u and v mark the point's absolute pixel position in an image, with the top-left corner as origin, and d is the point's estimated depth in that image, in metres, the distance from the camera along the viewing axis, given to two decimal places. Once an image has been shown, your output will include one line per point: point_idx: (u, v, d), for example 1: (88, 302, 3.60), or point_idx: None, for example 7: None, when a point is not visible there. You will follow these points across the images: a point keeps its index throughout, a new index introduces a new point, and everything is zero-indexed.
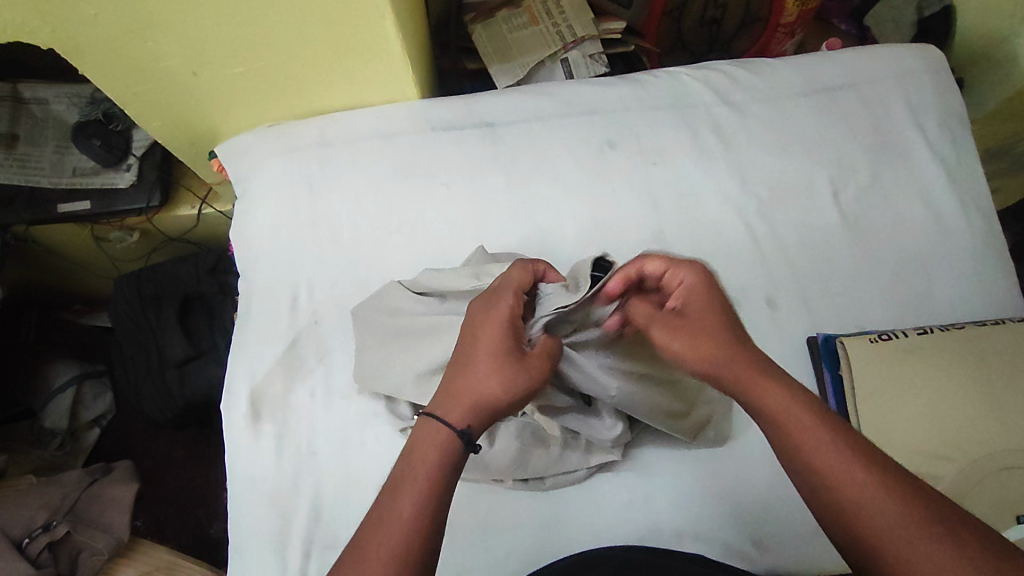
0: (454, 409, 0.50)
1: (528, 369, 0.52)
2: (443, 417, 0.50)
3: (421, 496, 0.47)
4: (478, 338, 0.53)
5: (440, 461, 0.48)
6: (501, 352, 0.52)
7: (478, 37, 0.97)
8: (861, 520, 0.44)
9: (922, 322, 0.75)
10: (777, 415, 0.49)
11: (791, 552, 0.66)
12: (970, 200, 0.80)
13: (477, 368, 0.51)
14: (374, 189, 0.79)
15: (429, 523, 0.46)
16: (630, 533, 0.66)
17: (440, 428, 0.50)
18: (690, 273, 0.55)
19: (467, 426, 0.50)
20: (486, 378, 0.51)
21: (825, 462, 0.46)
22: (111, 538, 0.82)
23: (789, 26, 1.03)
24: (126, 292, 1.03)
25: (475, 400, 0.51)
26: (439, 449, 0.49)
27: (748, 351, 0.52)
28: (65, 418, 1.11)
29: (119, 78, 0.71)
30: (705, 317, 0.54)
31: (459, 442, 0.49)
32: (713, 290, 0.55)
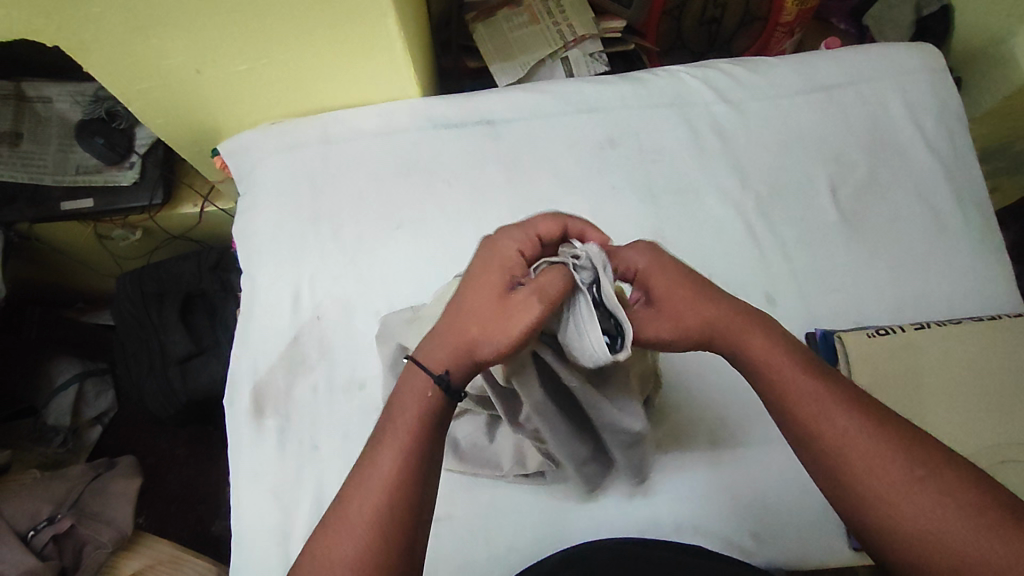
0: (437, 354, 0.50)
1: (513, 310, 0.49)
2: (426, 365, 0.51)
3: (403, 452, 0.48)
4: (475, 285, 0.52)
5: (420, 416, 0.49)
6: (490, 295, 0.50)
7: (479, 36, 0.97)
8: (844, 460, 0.48)
9: (920, 318, 0.75)
10: (765, 362, 0.52)
11: (789, 545, 0.66)
12: (968, 197, 0.81)
13: (466, 314, 0.51)
14: (375, 185, 0.79)
15: (409, 472, 0.47)
16: (628, 526, 0.67)
17: (421, 375, 0.50)
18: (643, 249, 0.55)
19: (445, 371, 0.50)
20: (470, 327, 0.50)
21: (811, 409, 0.50)
22: (115, 532, 0.83)
23: (788, 25, 1.04)
24: (129, 289, 1.04)
25: (458, 347, 0.50)
26: (419, 401, 0.50)
27: (729, 305, 0.54)
28: (68, 415, 1.12)
29: (123, 75, 0.72)
30: (680, 289, 0.53)
31: (434, 389, 0.50)
32: (670, 266, 0.54)
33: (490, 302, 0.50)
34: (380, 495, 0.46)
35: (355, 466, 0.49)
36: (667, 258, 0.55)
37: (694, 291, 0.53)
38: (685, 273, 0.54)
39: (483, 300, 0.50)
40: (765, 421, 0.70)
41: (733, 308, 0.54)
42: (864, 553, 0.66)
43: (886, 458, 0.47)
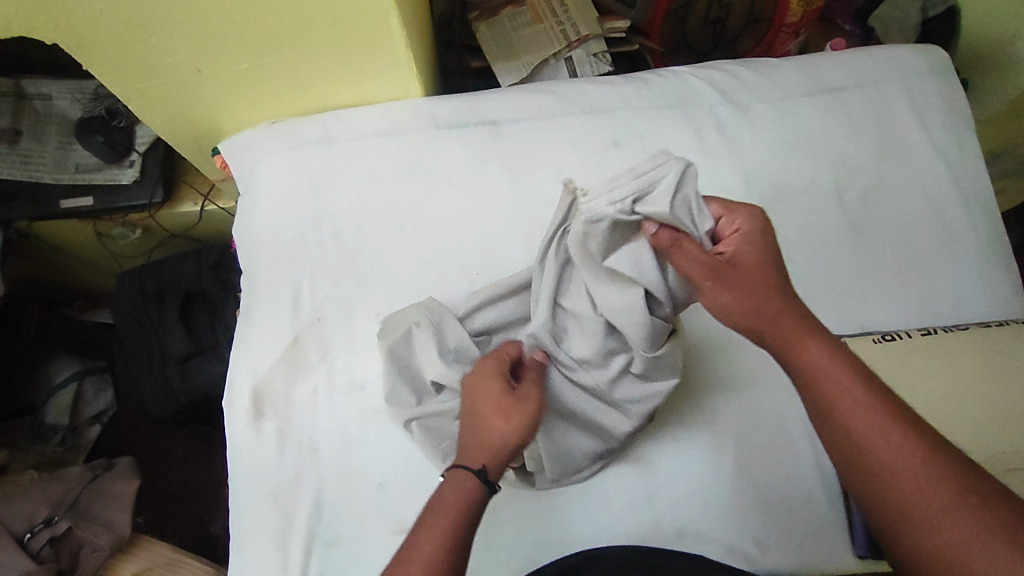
0: (472, 455, 0.52)
1: (522, 402, 0.55)
2: (465, 463, 0.52)
3: (444, 536, 0.47)
4: (476, 392, 0.56)
5: (460, 505, 0.49)
6: (497, 396, 0.55)
7: (481, 35, 0.96)
8: (888, 478, 0.45)
9: (926, 323, 0.74)
10: (819, 371, 0.50)
11: (793, 554, 0.66)
12: (975, 201, 0.80)
13: (485, 416, 0.54)
14: (378, 185, 0.79)
15: (455, 558, 0.46)
16: (632, 532, 0.66)
17: (463, 473, 0.51)
18: (752, 223, 0.54)
19: (485, 465, 0.51)
20: (486, 421, 0.53)
21: (860, 416, 0.47)
22: (113, 535, 0.83)
23: (793, 26, 1.03)
24: (128, 288, 1.03)
25: (494, 442, 0.52)
26: (460, 494, 0.50)
27: (793, 304, 0.52)
28: (67, 414, 1.11)
29: (123, 73, 0.71)
30: (758, 267, 0.52)
31: (477, 482, 0.50)
32: (765, 246, 0.53)
33: (500, 398, 0.54)
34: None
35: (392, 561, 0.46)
36: (768, 240, 0.54)
37: (763, 283, 0.52)
38: (770, 255, 0.53)
39: (491, 398, 0.54)
40: (769, 427, 0.70)
41: (795, 307, 0.52)
42: (871, 561, 0.65)
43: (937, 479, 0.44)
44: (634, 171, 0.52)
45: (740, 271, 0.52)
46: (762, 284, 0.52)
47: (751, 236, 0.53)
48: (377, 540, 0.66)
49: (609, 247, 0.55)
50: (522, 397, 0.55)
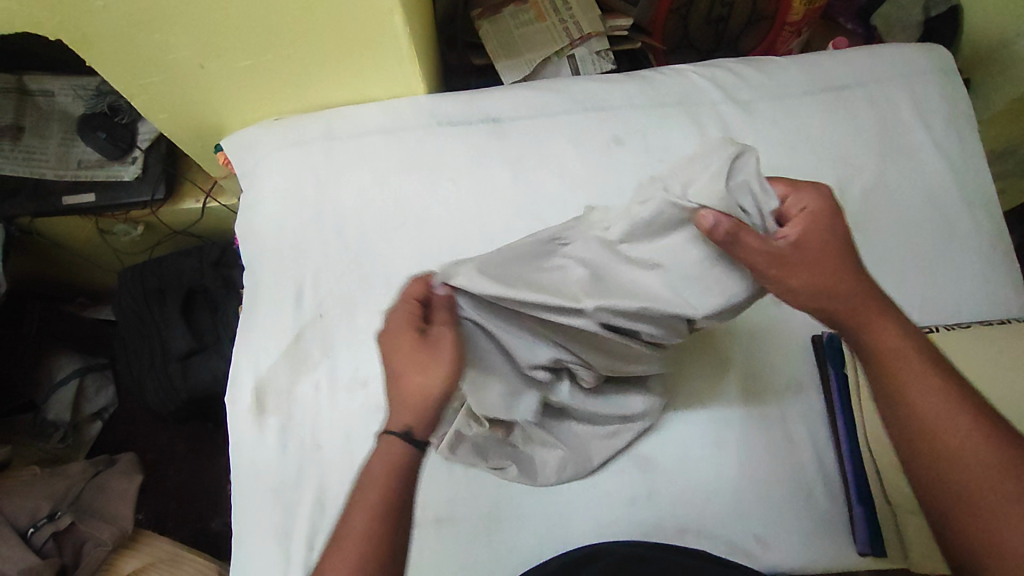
0: (397, 419, 0.51)
1: (437, 352, 0.51)
2: (392, 429, 0.51)
3: (371, 511, 0.48)
4: (392, 351, 0.52)
5: (388, 475, 0.49)
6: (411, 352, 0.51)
7: (484, 32, 0.96)
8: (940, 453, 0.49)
9: (928, 321, 0.74)
10: (889, 351, 0.53)
11: (795, 551, 0.66)
12: (977, 200, 0.80)
13: (403, 374, 0.51)
14: (380, 183, 0.79)
15: (385, 530, 0.47)
16: (633, 528, 0.66)
17: (390, 440, 0.50)
18: (818, 201, 0.55)
19: (410, 427, 0.50)
20: (405, 380, 0.51)
21: (929, 397, 0.51)
22: (116, 530, 0.84)
23: (796, 26, 1.03)
24: (131, 285, 1.03)
25: (416, 401, 0.50)
26: (389, 465, 0.50)
27: (864, 283, 0.54)
28: (68, 411, 1.11)
29: (126, 69, 0.71)
30: (829, 248, 0.54)
31: (403, 447, 0.50)
32: (834, 227, 0.55)
33: (416, 354, 0.51)
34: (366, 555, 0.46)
35: (336, 537, 0.48)
36: (834, 218, 0.55)
37: (832, 264, 0.54)
38: (839, 235, 0.54)
39: (406, 356, 0.51)
40: (771, 424, 0.70)
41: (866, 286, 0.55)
42: (872, 559, 0.66)
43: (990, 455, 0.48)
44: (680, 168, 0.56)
45: (808, 253, 0.53)
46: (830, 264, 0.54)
47: (817, 216, 0.54)
48: None
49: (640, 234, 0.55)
50: (438, 350, 0.51)
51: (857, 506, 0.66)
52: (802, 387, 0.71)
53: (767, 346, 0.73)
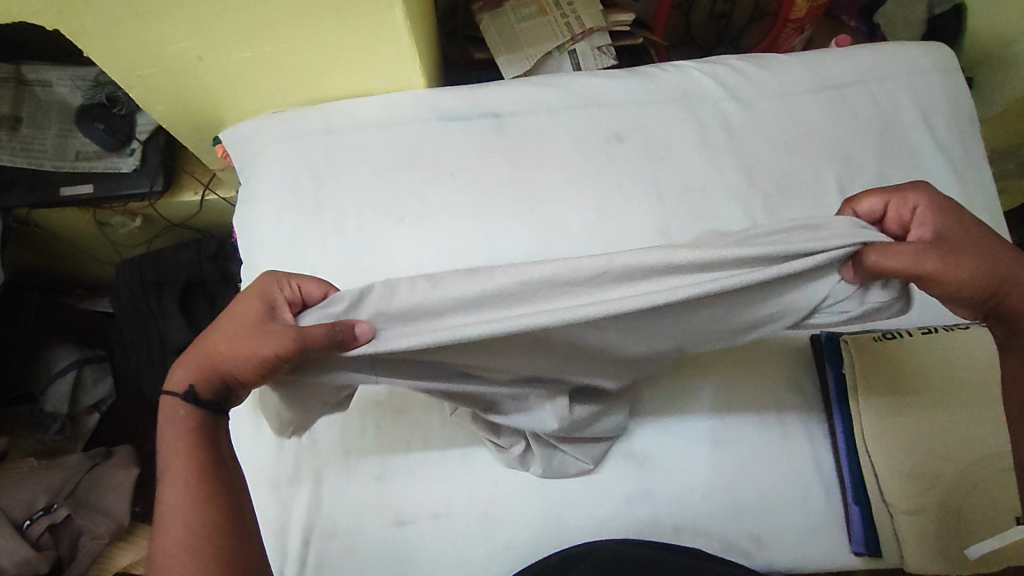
0: (183, 373, 0.51)
1: (257, 335, 0.47)
2: (173, 393, 0.51)
3: (182, 484, 0.48)
4: (220, 320, 0.51)
5: (186, 439, 0.50)
6: (233, 327, 0.49)
7: (485, 27, 0.95)
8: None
9: (928, 322, 0.74)
10: None
11: (787, 549, 0.66)
12: (977, 200, 0.80)
13: (210, 334, 0.50)
14: (378, 177, 0.78)
15: (203, 494, 0.48)
16: (627, 526, 0.66)
17: (174, 402, 0.51)
18: (942, 199, 0.55)
19: (190, 385, 0.50)
20: (211, 341, 0.50)
21: None
22: (112, 522, 0.85)
23: (799, 22, 1.02)
24: (127, 277, 1.02)
25: (203, 362, 0.50)
26: (184, 432, 0.50)
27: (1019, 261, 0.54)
28: (66, 402, 1.10)
29: (123, 59, 0.70)
30: (967, 234, 0.54)
31: (186, 407, 0.50)
32: (958, 214, 0.55)
33: (241, 320, 0.49)
34: (184, 529, 0.47)
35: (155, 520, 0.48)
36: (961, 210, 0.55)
37: (986, 244, 0.53)
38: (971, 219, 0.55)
39: (227, 325, 0.50)
40: (768, 425, 0.70)
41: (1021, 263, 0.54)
42: (865, 558, 0.67)
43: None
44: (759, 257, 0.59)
45: (955, 242, 0.53)
46: (982, 248, 0.53)
47: (929, 208, 0.55)
48: (377, 532, 0.66)
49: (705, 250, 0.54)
50: (268, 329, 0.47)
51: (852, 506, 0.67)
52: (799, 386, 0.71)
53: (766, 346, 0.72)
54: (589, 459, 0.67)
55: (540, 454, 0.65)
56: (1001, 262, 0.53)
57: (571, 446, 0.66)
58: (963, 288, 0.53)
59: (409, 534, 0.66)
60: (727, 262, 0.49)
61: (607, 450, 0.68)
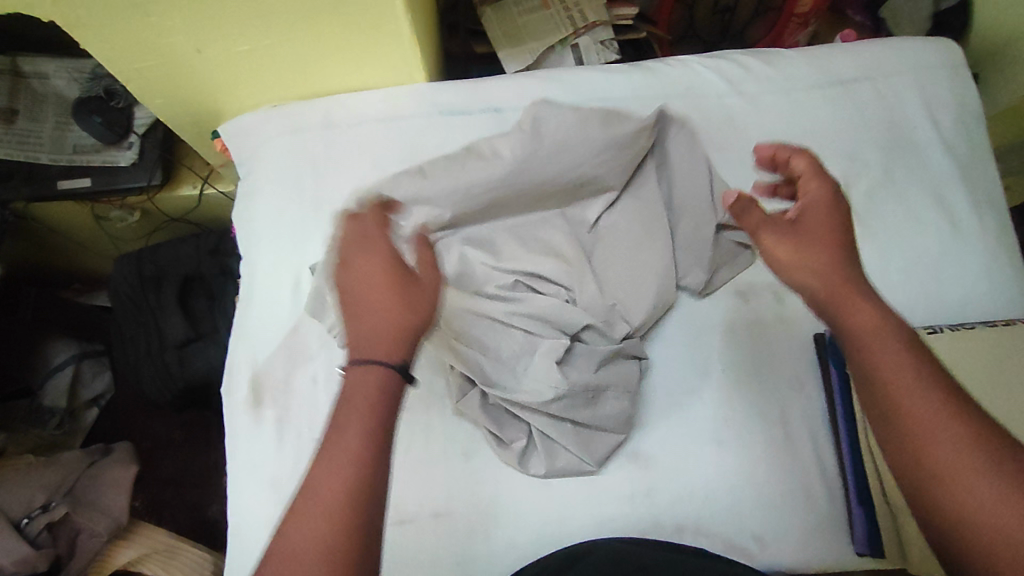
0: (385, 348, 0.47)
1: (424, 285, 0.51)
2: (375, 357, 0.46)
3: (349, 463, 0.43)
4: (367, 268, 0.51)
5: (374, 405, 0.45)
6: (402, 286, 0.50)
7: (487, 21, 0.95)
8: (921, 440, 0.44)
9: (933, 321, 0.73)
10: (868, 336, 0.49)
11: (791, 551, 0.65)
12: (983, 198, 0.80)
13: (385, 305, 0.49)
14: (379, 172, 0.77)
15: (366, 481, 0.43)
16: (630, 525, 0.66)
17: (376, 372, 0.46)
18: (823, 192, 0.56)
19: (404, 357, 0.47)
20: (385, 307, 0.48)
21: (918, 406, 0.45)
22: (110, 521, 0.83)
23: (804, 16, 1.04)
24: (127, 272, 1.02)
25: (403, 333, 0.48)
26: (373, 397, 0.45)
27: (847, 267, 0.52)
28: (64, 397, 1.10)
29: (120, 52, 0.69)
30: (826, 231, 0.54)
31: (393, 376, 0.46)
32: (833, 206, 0.55)
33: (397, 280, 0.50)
34: (332, 518, 0.42)
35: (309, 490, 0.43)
36: (837, 211, 0.56)
37: (829, 237, 0.54)
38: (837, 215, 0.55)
39: (388, 289, 0.49)
40: (772, 424, 0.69)
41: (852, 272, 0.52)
42: (869, 559, 0.66)
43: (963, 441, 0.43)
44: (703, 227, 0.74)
45: (806, 226, 0.55)
46: (822, 236, 0.54)
47: (817, 195, 0.56)
48: None
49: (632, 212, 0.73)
50: (421, 280, 0.51)
51: (856, 507, 0.66)
52: (803, 386, 0.71)
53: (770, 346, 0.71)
54: (590, 460, 0.66)
55: (539, 446, 0.66)
56: (847, 265, 0.52)
57: (572, 442, 0.66)
58: (790, 270, 0.53)
59: (409, 533, 0.65)
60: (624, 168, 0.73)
61: (611, 451, 0.67)
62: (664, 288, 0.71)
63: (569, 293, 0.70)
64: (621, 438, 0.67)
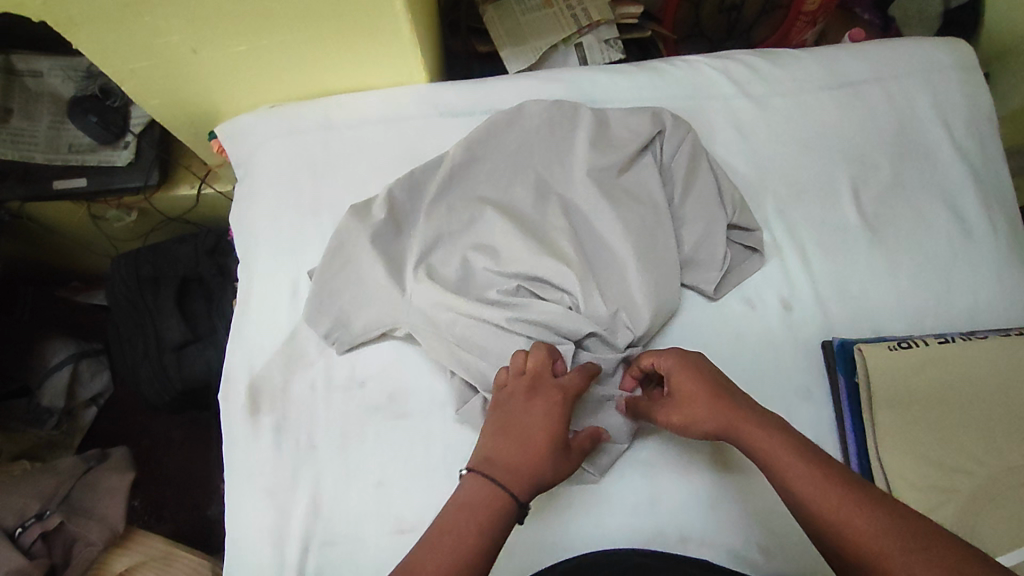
0: (518, 480, 0.52)
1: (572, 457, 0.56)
2: (506, 485, 0.51)
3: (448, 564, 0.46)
4: (541, 417, 0.55)
5: (489, 524, 0.49)
6: (560, 452, 0.54)
7: (489, 19, 0.93)
8: (852, 537, 0.45)
9: (941, 328, 0.72)
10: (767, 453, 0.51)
11: (797, 563, 0.64)
12: (994, 202, 0.78)
13: (540, 454, 0.53)
14: (379, 174, 0.76)
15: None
16: (633, 536, 0.65)
17: (501, 496, 0.51)
18: (666, 356, 0.59)
19: (528, 499, 0.52)
20: (538, 454, 0.53)
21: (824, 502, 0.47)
22: (106, 529, 0.82)
23: (811, 14, 0.99)
24: (124, 273, 1.01)
25: (536, 480, 0.52)
26: (489, 515, 0.50)
27: (729, 401, 0.55)
28: (62, 397, 1.08)
29: (114, 53, 0.68)
30: (689, 381, 0.57)
31: (512, 507, 0.51)
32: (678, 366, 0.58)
33: (559, 445, 0.54)
34: None
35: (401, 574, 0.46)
36: (690, 361, 0.58)
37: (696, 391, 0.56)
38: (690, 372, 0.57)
39: (547, 440, 0.54)
40: None
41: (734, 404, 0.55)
42: None
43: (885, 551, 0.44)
44: (703, 231, 0.72)
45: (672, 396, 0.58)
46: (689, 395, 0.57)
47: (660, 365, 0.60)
48: (377, 540, 0.64)
49: (625, 205, 0.71)
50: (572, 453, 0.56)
51: None
52: (811, 393, 0.69)
53: (777, 352, 0.70)
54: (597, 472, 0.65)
55: None
56: (725, 401, 0.55)
57: None
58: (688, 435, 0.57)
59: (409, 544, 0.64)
60: (616, 163, 0.72)
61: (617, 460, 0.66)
62: (669, 295, 0.68)
63: (571, 299, 0.67)
64: (625, 447, 0.66)
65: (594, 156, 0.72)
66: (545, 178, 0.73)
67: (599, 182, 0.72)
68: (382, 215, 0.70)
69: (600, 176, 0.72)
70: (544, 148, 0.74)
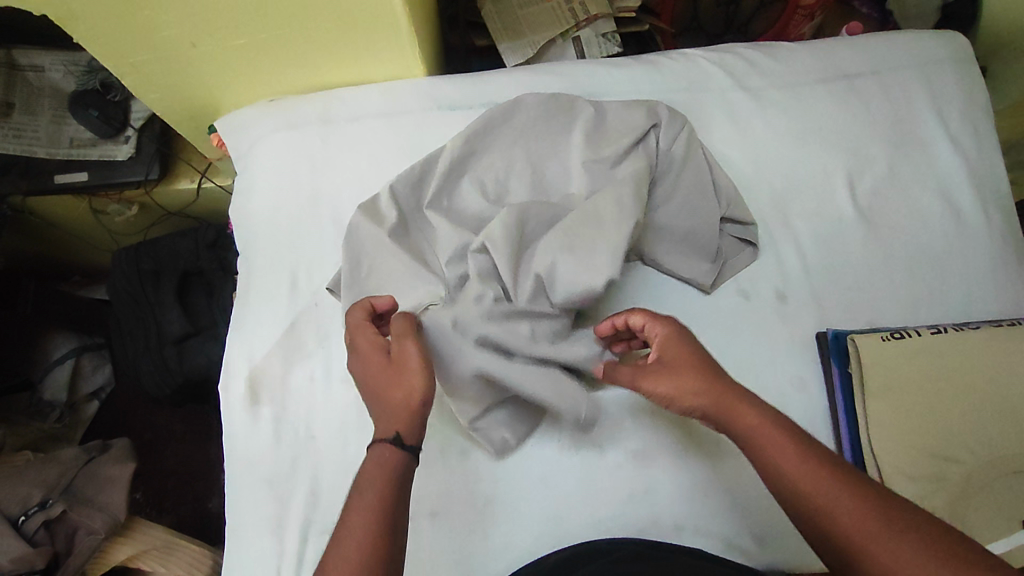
0: (383, 425, 0.52)
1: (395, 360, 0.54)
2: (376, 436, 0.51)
3: (368, 508, 0.48)
4: (361, 365, 0.55)
5: (382, 470, 0.50)
6: (388, 372, 0.53)
7: (487, 12, 0.93)
8: (834, 518, 0.46)
9: (936, 320, 0.72)
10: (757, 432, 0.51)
11: (789, 551, 0.65)
12: (990, 195, 0.79)
13: (379, 390, 0.53)
14: (378, 166, 0.77)
15: (381, 525, 0.47)
16: (628, 525, 0.65)
17: (374, 446, 0.51)
18: (667, 329, 0.57)
19: (397, 432, 0.51)
20: (379, 392, 0.53)
21: (811, 482, 0.47)
22: (108, 518, 0.82)
23: (809, 9, 1.00)
24: (124, 266, 1.01)
25: (394, 409, 0.52)
26: (376, 460, 0.50)
27: (723, 381, 0.53)
28: (64, 390, 1.11)
29: (115, 46, 0.69)
30: (684, 356, 0.55)
31: (388, 447, 0.50)
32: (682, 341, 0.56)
33: (378, 374, 0.54)
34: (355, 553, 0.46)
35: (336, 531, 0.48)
36: (687, 341, 0.56)
37: (698, 367, 0.54)
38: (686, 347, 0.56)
39: (375, 374, 0.54)
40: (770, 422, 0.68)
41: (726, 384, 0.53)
42: None
43: (903, 549, 0.43)
44: (697, 225, 0.72)
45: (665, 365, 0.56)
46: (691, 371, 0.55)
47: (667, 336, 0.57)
48: None
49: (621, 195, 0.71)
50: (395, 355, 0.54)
51: None
52: (806, 385, 0.69)
53: (773, 343, 0.70)
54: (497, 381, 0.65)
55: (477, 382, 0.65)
56: (721, 379, 0.54)
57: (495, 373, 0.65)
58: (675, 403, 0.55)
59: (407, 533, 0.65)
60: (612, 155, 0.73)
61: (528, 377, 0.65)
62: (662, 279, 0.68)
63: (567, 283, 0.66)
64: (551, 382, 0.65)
65: (590, 150, 0.73)
66: (540, 169, 0.74)
67: (594, 173, 0.72)
68: (393, 217, 0.69)
69: (595, 167, 0.72)
70: (540, 141, 0.74)
